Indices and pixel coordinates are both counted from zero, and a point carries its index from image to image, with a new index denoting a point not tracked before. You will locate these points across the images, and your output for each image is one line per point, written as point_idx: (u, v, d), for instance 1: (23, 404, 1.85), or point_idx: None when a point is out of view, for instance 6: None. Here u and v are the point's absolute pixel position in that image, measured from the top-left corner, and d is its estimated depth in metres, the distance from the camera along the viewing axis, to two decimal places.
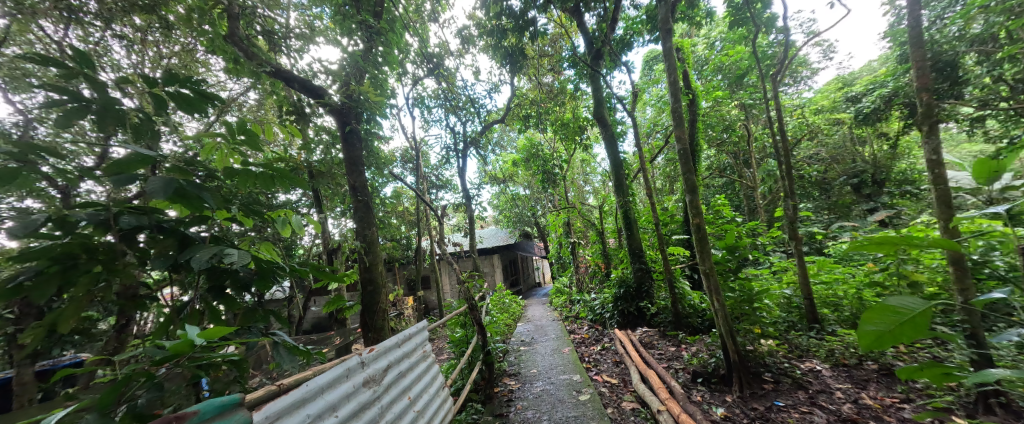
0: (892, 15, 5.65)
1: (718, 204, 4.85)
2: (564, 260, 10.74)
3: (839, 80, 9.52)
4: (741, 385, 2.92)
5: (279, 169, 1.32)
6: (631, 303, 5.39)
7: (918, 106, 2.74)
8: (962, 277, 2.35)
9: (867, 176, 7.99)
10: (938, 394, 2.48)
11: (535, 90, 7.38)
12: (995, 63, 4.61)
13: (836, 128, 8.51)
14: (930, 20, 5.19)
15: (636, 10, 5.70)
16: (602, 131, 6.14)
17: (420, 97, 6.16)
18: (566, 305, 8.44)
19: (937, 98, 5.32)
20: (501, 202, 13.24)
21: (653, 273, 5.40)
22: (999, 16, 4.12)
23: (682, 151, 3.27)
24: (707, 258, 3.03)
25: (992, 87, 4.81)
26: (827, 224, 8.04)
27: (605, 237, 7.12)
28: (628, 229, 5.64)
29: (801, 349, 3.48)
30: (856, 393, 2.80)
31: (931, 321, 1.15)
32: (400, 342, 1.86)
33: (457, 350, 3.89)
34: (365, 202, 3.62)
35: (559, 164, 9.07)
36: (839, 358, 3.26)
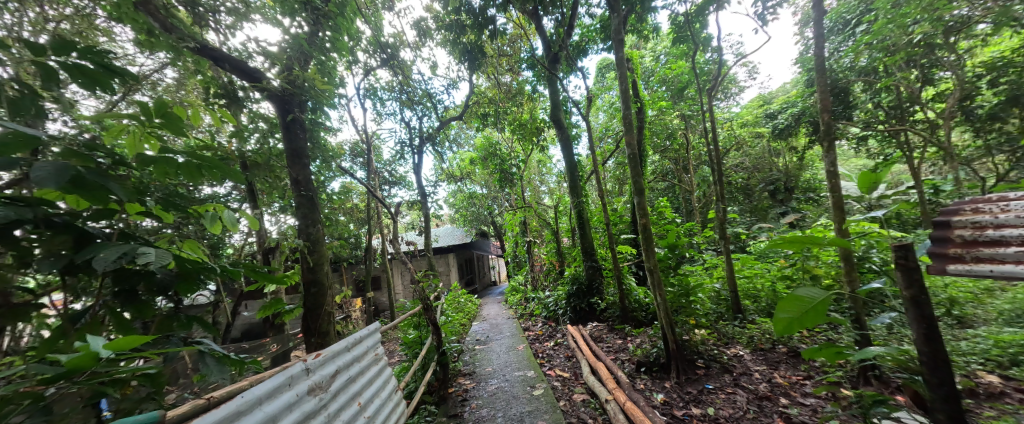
0: (803, 45, 6.49)
1: (661, 207, 5.24)
2: (519, 259, 10.86)
3: (759, 98, 10.77)
4: (678, 372, 3.19)
5: (205, 157, 1.15)
6: (582, 299, 5.63)
7: (821, 125, 3.19)
8: (850, 271, 2.77)
9: (780, 184, 9.14)
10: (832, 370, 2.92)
11: (493, 89, 7.40)
12: (875, 93, 5.53)
13: (757, 141, 9.64)
14: (831, 51, 6.01)
15: (591, 19, 5.93)
16: (558, 133, 6.30)
17: (372, 87, 5.89)
18: (522, 303, 8.56)
19: (834, 117, 6.25)
20: (456, 200, 13.08)
21: (603, 271, 5.70)
22: (879, 53, 4.94)
23: (631, 155, 3.48)
24: (651, 256, 3.25)
25: (872, 113, 5.76)
26: (749, 224, 9.10)
27: (559, 236, 7.37)
28: (580, 229, 5.87)
29: (727, 336, 3.88)
30: (769, 373, 3.20)
31: (829, 307, 1.36)
32: (349, 345, 1.76)
33: (409, 352, 3.76)
34: (310, 198, 3.36)
35: (516, 163, 9.14)
36: (757, 343, 3.69)
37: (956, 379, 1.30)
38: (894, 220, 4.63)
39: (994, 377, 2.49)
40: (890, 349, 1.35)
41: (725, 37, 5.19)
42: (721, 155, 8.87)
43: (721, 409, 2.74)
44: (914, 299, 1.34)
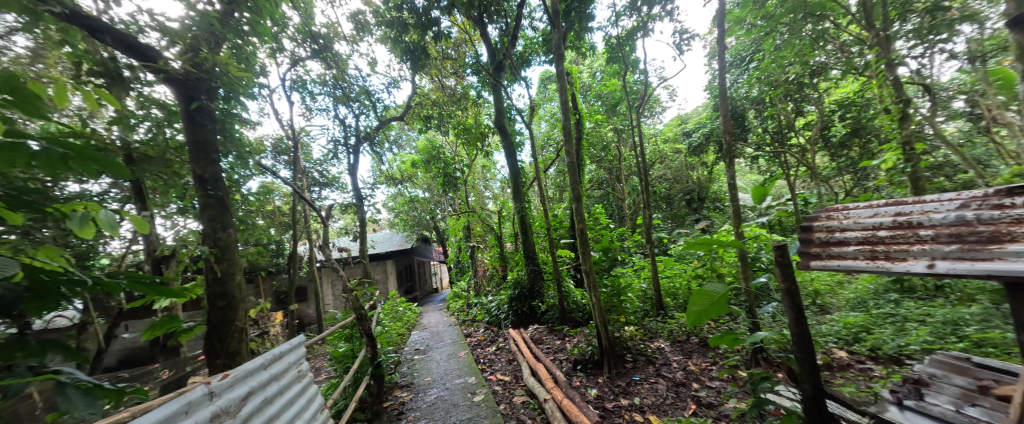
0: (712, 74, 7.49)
1: (596, 213, 5.59)
2: (462, 264, 10.70)
3: (679, 118, 12.13)
4: (610, 367, 3.41)
5: (74, 145, 0.84)
6: (524, 303, 5.74)
7: (724, 144, 3.70)
8: (746, 269, 3.25)
9: (695, 194, 10.37)
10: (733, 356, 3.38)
11: (437, 91, 7.25)
12: (765, 119, 6.60)
13: (676, 156, 10.82)
14: (733, 82, 7.02)
15: (534, 32, 6.15)
16: (502, 140, 6.39)
17: (301, 79, 5.39)
18: (464, 309, 8.44)
19: (735, 138, 7.31)
20: (396, 203, 12.50)
21: (544, 274, 5.87)
22: (768, 87, 5.91)
23: (570, 164, 3.67)
24: (587, 258, 3.45)
25: (763, 137, 6.85)
26: (671, 230, 10.15)
27: (502, 241, 7.44)
28: (523, 233, 5.99)
29: (652, 331, 4.25)
30: (685, 362, 3.59)
31: (728, 301, 1.59)
32: (265, 363, 1.58)
33: (339, 367, 3.47)
34: (219, 199, 2.94)
35: (459, 168, 9.04)
36: (675, 335, 4.11)
37: (815, 353, 1.63)
38: (779, 227, 5.53)
39: (842, 352, 3.10)
40: (773, 333, 1.61)
41: (651, 61, 5.77)
42: (648, 167, 9.78)
43: (645, 398, 3.00)
44: (788, 291, 1.61)
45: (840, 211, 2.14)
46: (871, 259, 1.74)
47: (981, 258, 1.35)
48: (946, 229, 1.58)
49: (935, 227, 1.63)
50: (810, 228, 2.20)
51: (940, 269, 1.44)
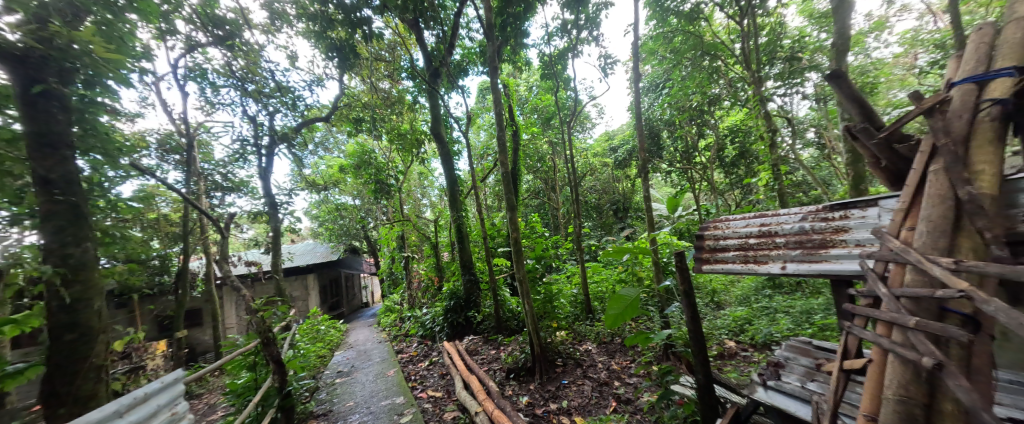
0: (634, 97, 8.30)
1: (532, 222, 5.75)
2: (395, 276, 10.13)
3: (607, 134, 13.17)
4: (541, 373, 3.50)
5: None
6: (459, 313, 5.63)
7: (641, 160, 4.10)
8: (659, 272, 3.61)
9: (620, 204, 11.30)
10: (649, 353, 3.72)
11: (368, 93, 6.85)
12: (676, 139, 7.50)
13: (605, 169, 11.70)
14: (651, 105, 7.87)
15: (471, 42, 6.18)
16: (439, 147, 6.26)
17: (200, 68, 4.67)
18: (396, 324, 7.97)
19: (653, 155, 8.17)
20: (321, 211, 11.43)
21: (480, 284, 5.83)
22: (678, 111, 6.74)
23: (504, 174, 3.73)
24: (520, 267, 3.52)
25: (675, 154, 7.77)
26: (600, 237, 10.87)
27: (438, 251, 7.23)
28: (459, 243, 5.89)
29: (581, 335, 4.46)
30: (609, 362, 3.84)
31: (639, 305, 1.74)
32: (121, 410, 1.30)
33: (239, 401, 3.01)
34: (74, 208, 2.14)
35: (394, 174, 8.61)
36: (602, 337, 4.38)
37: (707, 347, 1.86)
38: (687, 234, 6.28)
39: (732, 342, 3.60)
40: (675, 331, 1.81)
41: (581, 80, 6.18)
42: (580, 178, 10.40)
43: (573, 400, 3.13)
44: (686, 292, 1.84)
45: (720, 222, 2.47)
46: (744, 261, 2.04)
47: (821, 259, 1.67)
48: (794, 235, 1.93)
49: (786, 235, 1.97)
50: (701, 236, 2.49)
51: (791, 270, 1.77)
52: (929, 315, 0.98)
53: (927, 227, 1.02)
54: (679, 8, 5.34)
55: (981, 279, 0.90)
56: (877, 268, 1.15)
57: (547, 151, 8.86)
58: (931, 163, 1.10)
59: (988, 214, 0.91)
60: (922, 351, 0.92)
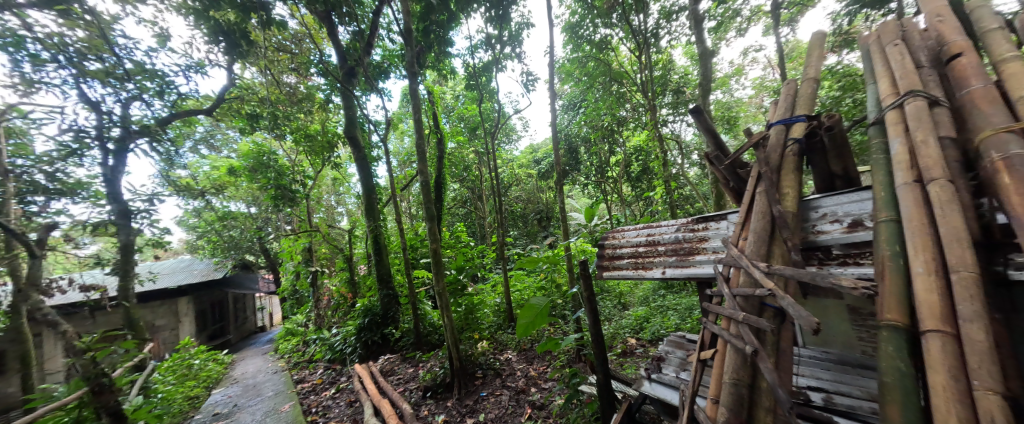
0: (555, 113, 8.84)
1: (458, 231, 5.63)
2: (300, 293, 8.95)
3: (531, 146, 13.76)
4: (459, 388, 3.41)
5: None
6: (375, 331, 5.19)
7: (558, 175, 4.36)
8: (572, 279, 3.86)
9: (543, 213, 11.83)
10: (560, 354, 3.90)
11: (268, 87, 6.02)
12: (592, 155, 8.19)
13: (529, 179, 12.16)
14: (569, 122, 8.49)
15: (393, 44, 5.90)
16: (354, 152, 5.79)
17: (13, 34, 3.56)
18: (299, 349, 7.01)
19: (571, 169, 8.76)
20: (203, 220, 9.58)
21: (399, 298, 5.49)
22: (594, 129, 7.42)
23: (424, 183, 3.61)
24: (440, 279, 3.43)
25: (590, 169, 8.46)
26: (524, 245, 11.21)
27: (353, 264, 6.61)
28: (376, 255, 5.48)
29: (502, 344, 4.49)
30: (527, 368, 3.92)
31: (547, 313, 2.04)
32: None
33: None
34: None
35: (300, 179, 7.66)
36: (522, 344, 4.44)
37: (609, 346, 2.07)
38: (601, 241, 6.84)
39: (633, 339, 4.02)
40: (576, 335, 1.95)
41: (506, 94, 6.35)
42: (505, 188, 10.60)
43: (490, 412, 3.12)
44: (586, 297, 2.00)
45: (614, 231, 2.36)
46: (635, 267, 1.93)
47: (690, 264, 1.66)
48: (671, 243, 1.89)
49: (667, 244, 1.91)
50: (601, 243, 2.35)
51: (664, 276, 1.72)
52: (752, 310, 1.09)
53: (753, 236, 1.20)
54: (592, 37, 5.90)
55: (786, 280, 1.07)
56: (720, 271, 1.28)
57: (473, 160, 8.86)
58: (756, 187, 1.37)
59: (789, 228, 1.14)
60: (746, 341, 1.00)
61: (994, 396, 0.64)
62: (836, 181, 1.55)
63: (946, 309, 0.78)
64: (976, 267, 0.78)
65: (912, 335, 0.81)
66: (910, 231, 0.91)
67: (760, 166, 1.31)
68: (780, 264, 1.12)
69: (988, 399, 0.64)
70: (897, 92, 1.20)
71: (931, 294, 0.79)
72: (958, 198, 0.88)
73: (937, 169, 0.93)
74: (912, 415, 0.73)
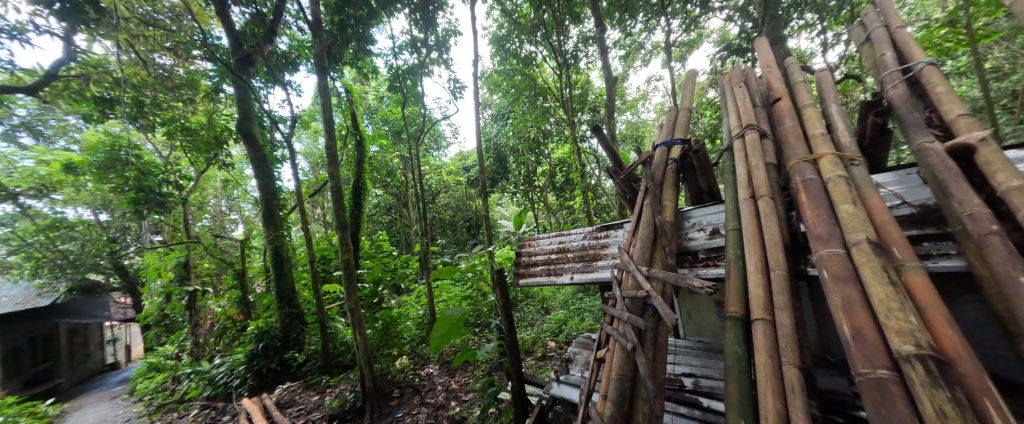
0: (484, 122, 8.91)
1: (379, 240, 5.30)
2: (173, 319, 7.34)
3: (461, 153, 13.57)
4: (372, 411, 3.17)
5: None
6: (273, 357, 4.50)
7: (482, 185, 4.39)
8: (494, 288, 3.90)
9: (472, 221, 11.74)
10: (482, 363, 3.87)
11: (130, 67, 4.87)
12: (518, 165, 8.43)
13: (457, 187, 11.98)
14: (497, 132, 8.63)
15: (303, 33, 5.29)
16: (250, 152, 5.01)
17: None
18: (168, 387, 5.71)
19: (499, 177, 8.89)
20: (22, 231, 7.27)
21: (305, 317, 4.88)
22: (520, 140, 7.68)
23: (334, 188, 3.25)
24: (353, 295, 3.12)
25: (517, 178, 8.69)
26: (452, 254, 10.95)
27: (247, 280, 5.67)
28: (276, 269, 4.81)
29: (423, 358, 4.32)
30: (447, 381, 3.81)
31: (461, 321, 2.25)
32: None
33: None
34: None
35: (177, 180, 6.33)
36: (444, 357, 4.29)
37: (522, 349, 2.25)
38: None
39: (552, 343, 4.21)
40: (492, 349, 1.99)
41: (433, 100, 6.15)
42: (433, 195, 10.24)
43: None
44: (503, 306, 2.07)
45: (530, 239, 2.46)
46: (547, 273, 2.05)
47: (594, 269, 1.82)
48: (578, 250, 2.02)
49: (574, 250, 2.06)
50: (518, 251, 2.42)
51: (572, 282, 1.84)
52: (637, 311, 1.22)
53: (640, 244, 1.36)
54: (518, 52, 6.13)
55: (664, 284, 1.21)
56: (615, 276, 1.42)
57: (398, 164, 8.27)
58: (644, 199, 1.57)
59: (667, 236, 1.34)
60: (628, 339, 1.12)
61: (793, 369, 0.82)
62: (705, 196, 1.87)
63: (767, 302, 0.98)
64: (785, 266, 1.00)
65: (745, 324, 1.00)
66: (747, 238, 1.13)
67: (645, 180, 1.50)
68: (659, 268, 1.30)
69: (790, 371, 0.82)
70: (741, 126, 1.51)
71: (758, 289, 0.99)
72: (776, 213, 1.13)
73: (764, 189, 1.19)
74: (743, 388, 0.89)
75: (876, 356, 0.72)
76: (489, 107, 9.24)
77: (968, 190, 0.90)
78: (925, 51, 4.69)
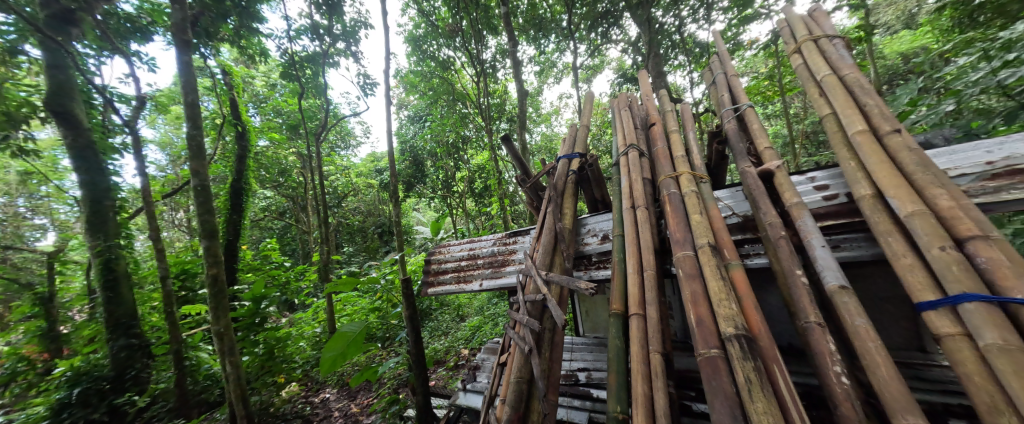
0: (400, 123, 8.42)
1: (267, 249, 4.71)
2: None
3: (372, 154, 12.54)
4: None
5: None
6: (97, 405, 3.33)
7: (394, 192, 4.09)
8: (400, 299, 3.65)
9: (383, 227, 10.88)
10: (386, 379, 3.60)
11: None
12: (437, 170, 8.15)
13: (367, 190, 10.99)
14: (414, 134, 8.24)
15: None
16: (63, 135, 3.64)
17: None
18: None
19: (415, 182, 8.43)
20: None
21: (152, 348, 3.83)
22: (438, 144, 7.48)
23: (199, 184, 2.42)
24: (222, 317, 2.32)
25: (434, 184, 8.38)
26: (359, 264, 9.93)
27: (56, 307, 4.21)
28: (107, 290, 3.71)
29: (318, 383, 3.83)
30: (347, 406, 3.44)
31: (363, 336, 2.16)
32: None
33: None
34: None
35: None
36: (344, 379, 3.89)
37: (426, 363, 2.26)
38: None
39: (465, 350, 4.16)
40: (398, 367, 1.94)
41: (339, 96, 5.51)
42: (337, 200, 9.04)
43: None
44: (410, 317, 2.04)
45: (441, 247, 2.41)
46: (456, 280, 2.02)
47: (501, 275, 1.86)
48: (488, 256, 2.07)
49: (484, 256, 2.08)
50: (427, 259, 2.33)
51: (481, 288, 1.85)
52: (537, 313, 1.29)
53: (542, 249, 1.45)
54: (435, 54, 6.03)
55: (560, 287, 1.31)
56: (520, 280, 1.49)
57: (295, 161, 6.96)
58: (547, 207, 1.68)
59: (565, 241, 1.46)
60: (527, 341, 1.18)
61: (656, 355, 0.96)
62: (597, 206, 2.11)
63: (641, 298, 1.13)
64: (655, 266, 1.18)
65: (624, 318, 1.14)
66: (628, 243, 1.30)
67: (548, 188, 1.62)
68: (558, 272, 1.41)
69: (654, 358, 0.96)
70: (625, 145, 1.74)
71: (633, 287, 1.15)
72: (649, 220, 1.33)
73: (641, 200, 1.38)
74: (620, 376, 1.02)
75: (711, 339, 0.90)
76: (405, 108, 8.83)
77: (769, 204, 1.20)
78: (755, 96, 6.10)
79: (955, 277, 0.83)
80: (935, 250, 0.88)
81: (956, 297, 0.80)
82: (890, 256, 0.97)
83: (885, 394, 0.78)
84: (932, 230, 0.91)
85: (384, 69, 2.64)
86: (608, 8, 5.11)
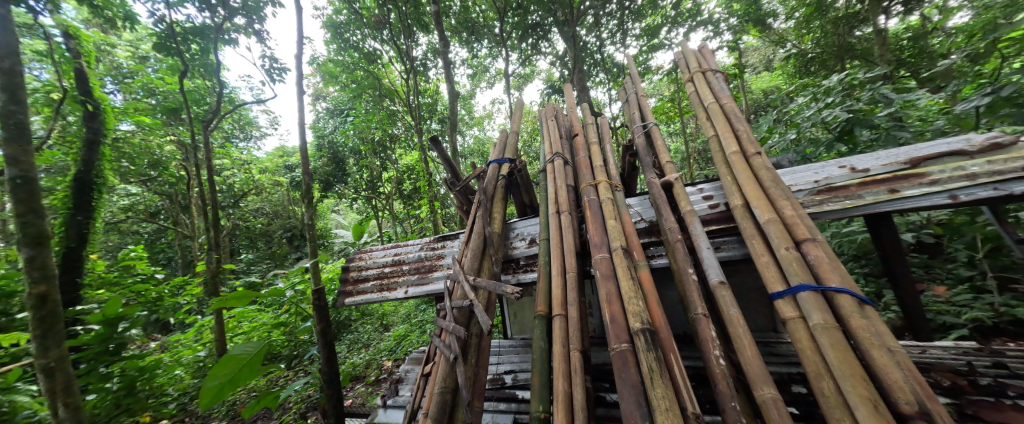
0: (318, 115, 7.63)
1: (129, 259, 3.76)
2: None
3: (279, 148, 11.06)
4: None
5: None
6: None
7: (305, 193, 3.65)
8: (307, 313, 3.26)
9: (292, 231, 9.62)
10: (292, 401, 3.18)
11: None
12: (360, 169, 7.55)
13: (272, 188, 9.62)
14: (333, 128, 7.51)
15: None
16: None
17: None
18: None
19: (334, 181, 7.68)
20: None
21: None
22: (362, 141, 6.95)
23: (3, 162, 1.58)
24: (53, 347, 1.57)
25: (357, 184, 7.74)
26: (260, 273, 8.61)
27: None
28: None
29: (202, 417, 3.23)
30: None
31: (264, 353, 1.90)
32: None
33: None
34: None
35: None
36: (238, 408, 3.36)
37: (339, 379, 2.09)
38: None
39: (388, 362, 3.91)
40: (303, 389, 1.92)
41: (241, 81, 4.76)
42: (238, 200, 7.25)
43: None
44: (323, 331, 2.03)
45: (362, 252, 2.23)
46: (379, 289, 1.89)
47: (429, 281, 1.79)
48: (414, 262, 1.98)
49: (411, 262, 1.98)
50: (345, 266, 2.13)
51: (406, 296, 1.76)
52: (464, 319, 1.27)
53: (470, 253, 1.44)
54: (359, 45, 5.60)
55: (487, 292, 1.32)
56: (447, 286, 1.45)
57: (174, 150, 5.37)
58: (477, 211, 1.68)
59: (493, 246, 1.47)
60: (452, 349, 1.16)
61: (575, 353, 1.03)
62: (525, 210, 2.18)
63: (562, 299, 1.19)
64: (575, 268, 1.26)
65: (547, 319, 1.19)
66: (552, 246, 1.36)
67: (477, 192, 1.61)
68: (485, 277, 1.41)
69: (573, 356, 1.02)
70: (552, 153, 1.84)
71: (556, 289, 1.21)
72: (571, 225, 1.42)
73: (565, 206, 1.47)
74: (542, 376, 1.06)
75: (622, 334, 0.99)
76: (323, 99, 8.02)
77: (668, 211, 1.38)
78: (661, 115, 6.98)
79: (795, 271, 1.05)
80: (783, 250, 1.11)
81: (796, 287, 1.02)
82: (754, 255, 1.19)
83: (750, 369, 0.95)
84: (781, 234, 1.15)
85: (297, 54, 2.35)
86: (537, 21, 5.36)
